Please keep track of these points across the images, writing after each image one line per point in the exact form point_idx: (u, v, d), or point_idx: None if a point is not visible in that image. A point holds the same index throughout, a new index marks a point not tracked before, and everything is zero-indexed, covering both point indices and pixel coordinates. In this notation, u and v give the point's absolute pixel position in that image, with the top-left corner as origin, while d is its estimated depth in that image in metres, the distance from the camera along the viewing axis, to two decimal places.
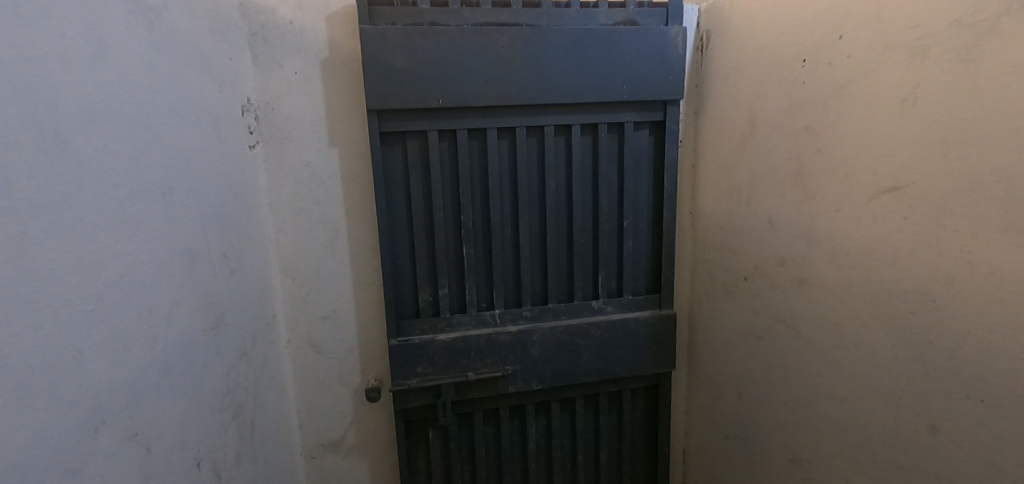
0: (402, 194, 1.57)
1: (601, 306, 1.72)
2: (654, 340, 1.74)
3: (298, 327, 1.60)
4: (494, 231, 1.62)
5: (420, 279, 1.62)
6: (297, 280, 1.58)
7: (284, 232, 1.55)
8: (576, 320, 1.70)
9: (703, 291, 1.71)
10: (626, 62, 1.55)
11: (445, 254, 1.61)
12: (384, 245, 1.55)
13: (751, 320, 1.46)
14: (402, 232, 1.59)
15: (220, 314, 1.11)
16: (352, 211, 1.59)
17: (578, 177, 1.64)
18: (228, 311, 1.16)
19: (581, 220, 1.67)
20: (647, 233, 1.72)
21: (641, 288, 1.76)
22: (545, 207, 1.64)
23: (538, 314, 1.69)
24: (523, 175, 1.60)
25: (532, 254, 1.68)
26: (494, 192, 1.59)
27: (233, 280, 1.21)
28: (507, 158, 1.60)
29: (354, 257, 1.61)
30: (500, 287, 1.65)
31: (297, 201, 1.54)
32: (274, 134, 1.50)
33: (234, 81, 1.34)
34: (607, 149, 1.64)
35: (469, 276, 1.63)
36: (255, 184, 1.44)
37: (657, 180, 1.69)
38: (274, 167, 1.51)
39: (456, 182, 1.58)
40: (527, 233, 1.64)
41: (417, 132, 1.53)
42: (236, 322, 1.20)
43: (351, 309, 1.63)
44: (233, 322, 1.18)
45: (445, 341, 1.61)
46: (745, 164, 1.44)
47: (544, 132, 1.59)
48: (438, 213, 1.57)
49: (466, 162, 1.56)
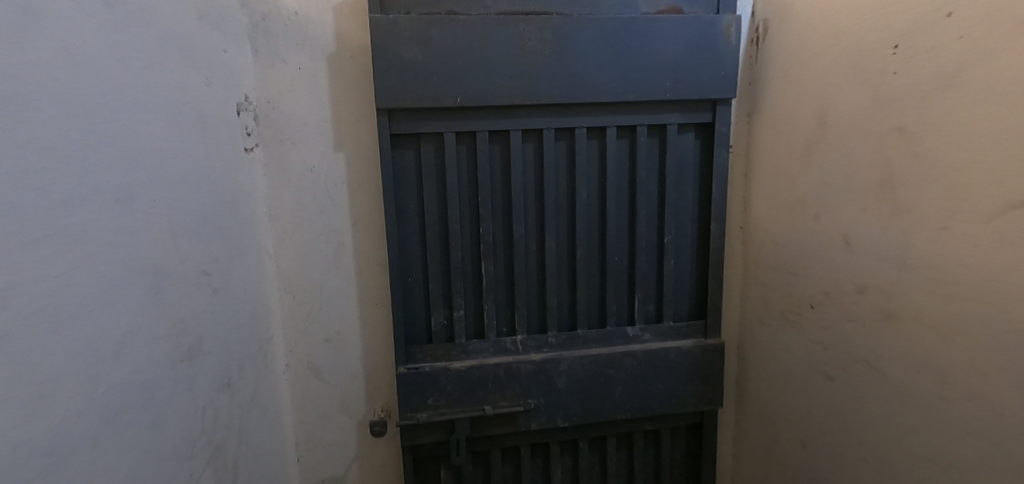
0: (415, 204, 1.40)
1: (637, 333, 1.52)
2: (698, 373, 1.53)
3: (298, 350, 1.44)
4: (517, 247, 1.43)
5: (433, 300, 1.44)
6: (298, 298, 1.42)
7: (284, 245, 1.39)
8: (608, 348, 1.50)
9: (755, 318, 1.49)
10: (671, 55, 1.36)
11: (462, 272, 1.43)
12: (394, 261, 1.38)
13: (819, 356, 1.25)
14: (414, 246, 1.42)
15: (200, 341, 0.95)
16: (359, 222, 1.43)
17: (613, 187, 1.45)
18: (208, 337, 1.00)
19: (616, 236, 1.48)
20: (691, 251, 1.52)
21: (683, 313, 1.55)
22: (576, 219, 1.45)
23: (565, 341, 1.49)
24: (550, 184, 1.42)
25: (560, 273, 1.48)
26: (517, 203, 1.41)
27: (217, 302, 1.05)
28: (533, 164, 1.42)
29: (361, 274, 1.45)
30: (523, 310, 1.47)
31: (299, 211, 1.39)
32: (275, 137, 1.35)
33: (228, 76, 1.19)
34: (646, 155, 1.45)
35: (488, 297, 1.44)
36: (253, 192, 1.29)
37: (703, 191, 1.49)
38: (275, 173, 1.36)
39: (476, 191, 1.41)
40: (553, 250, 1.45)
41: (432, 135, 1.37)
42: (218, 348, 1.04)
43: (357, 331, 1.47)
44: (214, 349, 1.01)
45: (460, 370, 1.43)
46: (812, 173, 1.23)
47: (575, 136, 1.41)
48: (454, 226, 1.40)
49: (486, 168, 1.39)
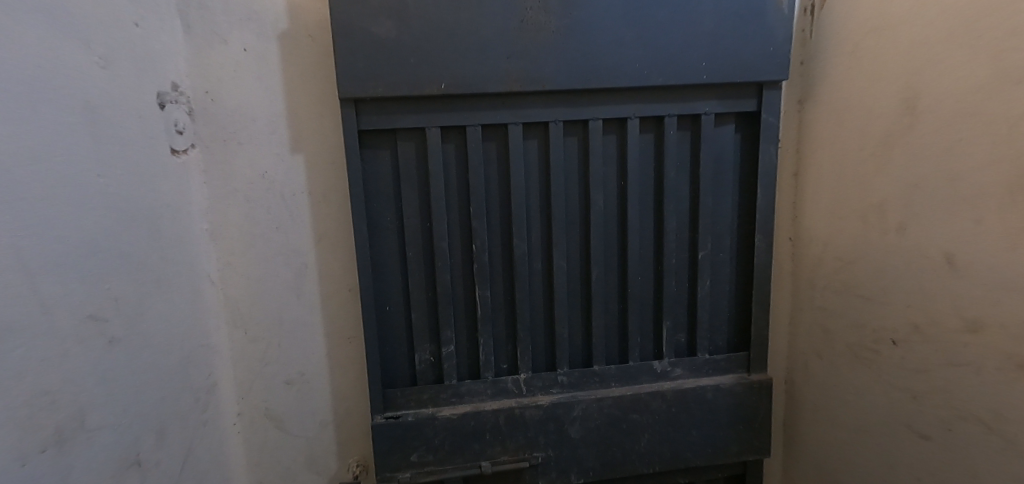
0: (392, 216, 1.13)
1: (666, 369, 1.26)
2: (741, 417, 1.26)
3: (251, 396, 1.17)
4: (518, 267, 1.17)
5: (416, 334, 1.17)
6: (250, 334, 1.15)
7: (231, 269, 1.12)
8: (630, 388, 1.24)
9: (812, 349, 1.23)
10: (708, 28, 1.09)
11: (451, 298, 1.16)
12: (366, 288, 1.11)
13: (909, 408, 0.98)
14: (393, 269, 1.15)
15: (54, 428, 0.68)
16: (324, 239, 1.16)
17: (636, 193, 1.18)
18: (89, 408, 0.74)
19: (639, 252, 1.21)
20: (730, 268, 1.25)
21: (720, 344, 1.28)
22: (591, 232, 1.18)
23: (578, 380, 1.23)
24: (558, 190, 1.16)
25: (571, 298, 1.22)
26: (518, 214, 1.15)
27: (110, 357, 0.79)
28: (537, 165, 1.16)
29: (329, 302, 1.19)
30: (527, 344, 1.20)
31: (249, 228, 1.12)
32: (216, 136, 1.08)
33: (144, 57, 0.91)
34: (676, 152, 1.18)
35: (483, 328, 1.18)
36: (186, 206, 1.03)
37: (745, 195, 1.23)
38: (216, 181, 1.09)
39: (467, 199, 1.14)
40: (563, 271, 1.19)
41: (411, 130, 1.10)
42: (112, 418, 0.78)
43: (325, 371, 1.20)
44: (99, 425, 0.76)
45: (450, 419, 1.16)
46: (897, 173, 0.97)
47: (588, 130, 1.14)
48: (441, 243, 1.13)
49: (479, 172, 1.12)
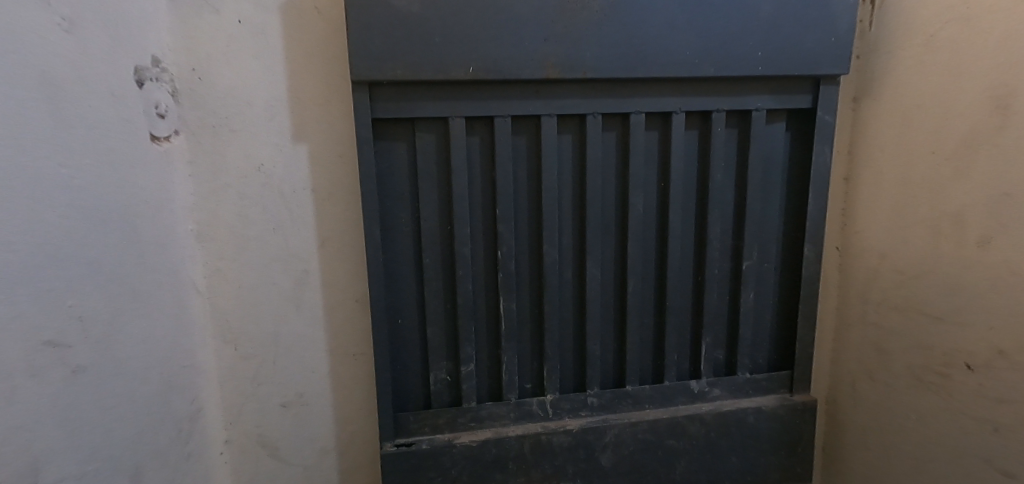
0: (408, 218, 1.00)
1: (704, 389, 1.15)
2: (783, 441, 1.16)
3: (241, 422, 1.02)
4: (547, 277, 1.04)
5: (431, 351, 1.04)
6: (241, 350, 1.01)
7: (220, 276, 0.98)
8: (665, 410, 1.13)
9: (861, 369, 1.14)
10: (768, 13, 0.98)
11: (473, 311, 1.03)
12: (378, 300, 0.98)
13: (985, 438, 0.91)
14: (407, 278, 1.02)
15: None
16: (328, 242, 1.02)
17: (679, 196, 1.07)
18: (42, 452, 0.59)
19: (679, 262, 1.10)
20: (774, 279, 1.15)
21: (761, 361, 1.18)
22: (629, 239, 1.06)
23: (609, 402, 1.11)
24: (594, 191, 1.03)
25: (604, 310, 1.10)
26: (550, 219, 1.02)
27: (71, 391, 0.64)
28: (572, 163, 1.03)
29: (333, 313, 1.05)
30: (554, 363, 1.08)
31: (242, 229, 0.98)
32: (205, 122, 0.93)
33: (119, 24, 0.76)
34: (723, 151, 1.07)
35: (508, 344, 1.05)
36: (168, 202, 0.88)
37: (793, 201, 1.12)
38: (204, 175, 0.94)
39: (493, 200, 1.01)
40: (596, 282, 1.07)
41: (432, 120, 0.97)
42: (73, 466, 0.64)
43: (327, 391, 1.07)
44: (56, 477, 0.61)
45: (470, 447, 1.03)
46: (985, 181, 0.88)
47: (629, 125, 1.02)
48: (462, 249, 1.00)
49: (508, 170, 0.99)
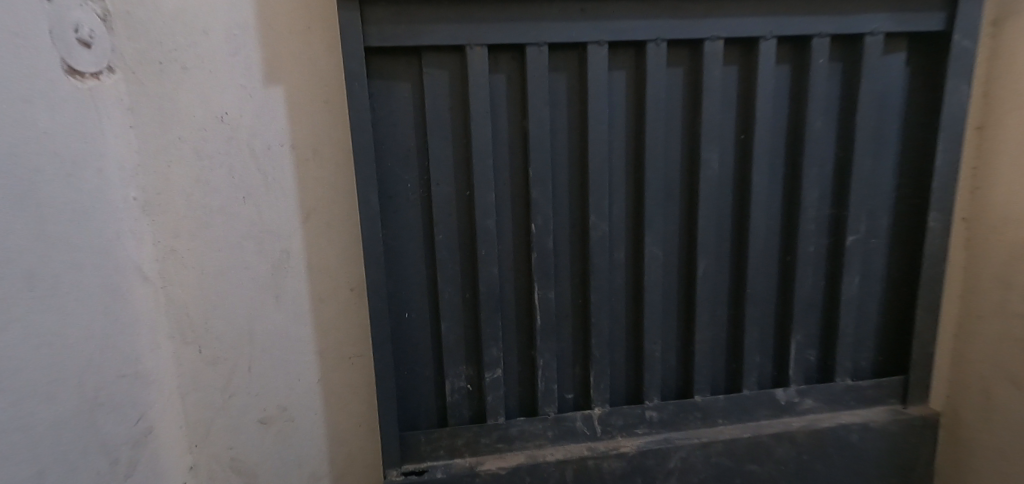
0: (416, 182, 0.77)
1: (793, 400, 0.90)
2: (895, 466, 0.91)
3: (208, 445, 0.81)
4: (593, 259, 0.81)
5: (447, 354, 0.81)
6: (206, 353, 0.80)
7: (176, 261, 0.76)
8: (744, 427, 0.88)
9: (1000, 376, 0.88)
10: None
11: (500, 301, 0.80)
12: (378, 288, 0.75)
13: None
14: (416, 260, 0.79)
15: None
16: (313, 215, 0.80)
17: (767, 152, 0.82)
18: None
19: (764, 238, 0.85)
20: (884, 260, 0.89)
21: (863, 364, 0.93)
22: (700, 208, 0.82)
23: (672, 416, 0.87)
24: (656, 145, 0.79)
25: (666, 301, 0.86)
26: (598, 182, 0.78)
27: None
28: (626, 109, 0.79)
29: (323, 306, 0.83)
30: (604, 368, 0.84)
31: (202, 200, 0.76)
32: (148, 57, 0.71)
33: None
34: (824, 93, 0.82)
35: (544, 344, 0.82)
36: (92, 158, 0.65)
37: (911, 158, 0.86)
38: (151, 127, 0.72)
39: (525, 158, 0.78)
40: (658, 264, 0.83)
41: (443, 52, 0.74)
42: None
43: (316, 404, 0.85)
44: None
45: (497, 477, 0.81)
46: None
47: (702, 56, 0.78)
48: (486, 222, 0.77)
49: (544, 118, 0.76)
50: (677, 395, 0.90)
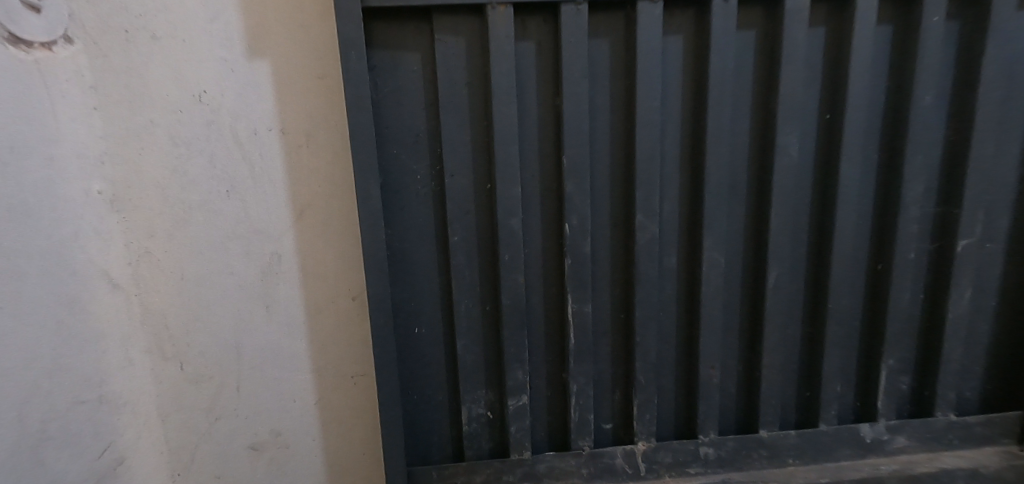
0: (427, 174, 0.64)
1: (881, 437, 0.74)
2: None
3: (194, 474, 0.71)
4: (639, 267, 0.67)
5: (463, 377, 0.69)
6: (189, 370, 0.69)
7: (152, 265, 0.66)
8: (821, 469, 0.73)
9: None
10: None
11: (527, 317, 0.67)
12: (382, 301, 0.63)
13: None
14: (427, 267, 0.66)
15: None
16: (308, 212, 0.68)
17: (859, 135, 0.66)
18: None
19: (851, 242, 0.70)
20: (1003, 270, 0.72)
21: (968, 395, 0.76)
22: (773, 206, 0.67)
23: (731, 454, 0.73)
24: (720, 127, 0.64)
25: (727, 317, 0.71)
26: (647, 174, 0.64)
27: None
28: (683, 84, 0.64)
29: (321, 318, 0.71)
30: (650, 396, 0.70)
31: (180, 194, 0.65)
32: (112, 23, 0.60)
33: None
34: (937, 61, 0.65)
35: (579, 367, 0.69)
36: (41, 144, 0.55)
37: None
38: (117, 109, 0.62)
39: (558, 144, 0.64)
40: (719, 273, 0.68)
41: (460, 14, 0.60)
42: None
43: (315, 428, 0.74)
44: None
45: None
46: None
47: (782, 17, 0.62)
48: (510, 221, 0.63)
49: (582, 95, 0.61)
50: (737, 428, 0.76)
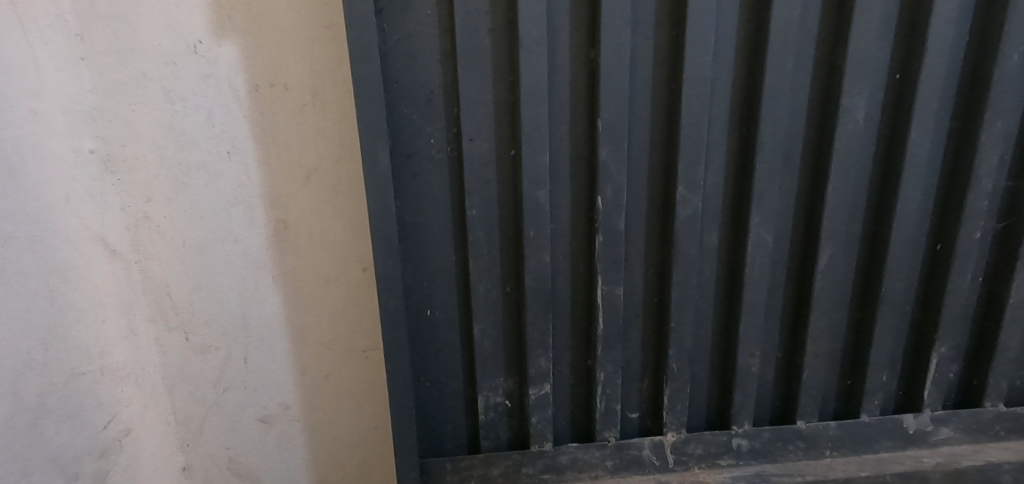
0: (442, 136, 0.57)
1: (925, 428, 0.70)
2: None
3: (202, 446, 0.69)
4: (678, 245, 0.61)
5: (482, 361, 0.65)
6: (194, 341, 0.66)
7: (151, 231, 0.62)
8: (861, 462, 0.69)
9: None
10: None
11: (550, 297, 0.62)
12: (393, 281, 0.58)
13: None
14: (442, 242, 0.61)
15: None
16: (314, 177, 0.63)
17: (934, 100, 0.59)
18: None
19: (915, 220, 0.63)
20: None
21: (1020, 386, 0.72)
22: (828, 180, 0.61)
23: (766, 446, 0.69)
24: (777, 89, 0.57)
25: (771, 300, 0.66)
26: (692, 143, 0.58)
27: None
28: (745, 35, 0.56)
29: (330, 289, 0.67)
30: (682, 385, 0.66)
31: (177, 155, 0.60)
32: None
33: None
34: None
35: (608, 353, 0.64)
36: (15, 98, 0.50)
37: None
38: (107, 60, 0.56)
39: (592, 105, 0.57)
40: (766, 252, 0.63)
41: None
42: None
43: (325, 402, 0.72)
44: None
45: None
46: None
47: None
48: (536, 193, 0.58)
49: (624, 49, 0.55)
50: (773, 419, 0.72)
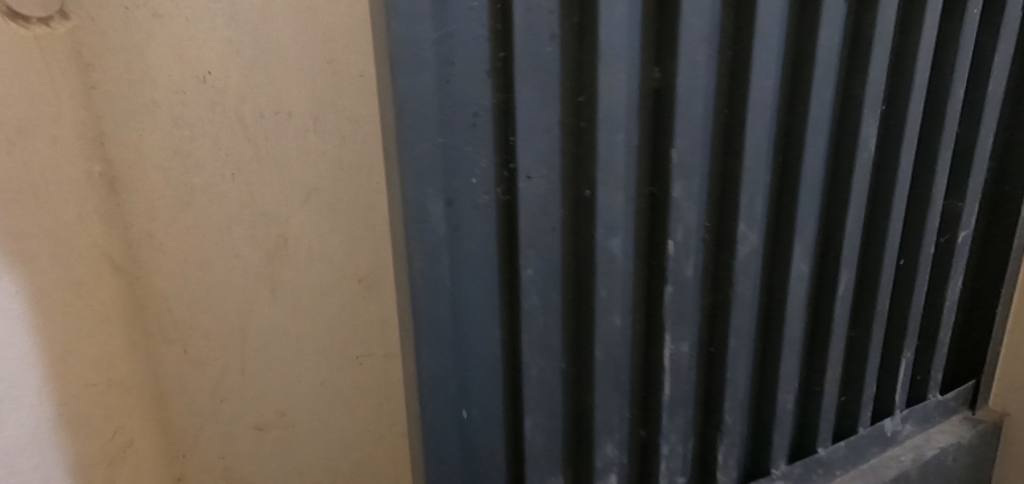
0: (490, 175, 0.45)
1: (897, 429, 0.81)
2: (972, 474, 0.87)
3: (198, 452, 0.73)
4: (736, 285, 0.60)
5: (534, 451, 0.56)
6: (192, 353, 0.69)
7: (153, 248, 0.65)
8: (863, 472, 0.77)
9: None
10: None
11: (613, 356, 0.56)
12: (449, 375, 0.48)
13: None
14: (490, 314, 0.50)
15: None
16: (315, 195, 0.68)
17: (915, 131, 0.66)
18: None
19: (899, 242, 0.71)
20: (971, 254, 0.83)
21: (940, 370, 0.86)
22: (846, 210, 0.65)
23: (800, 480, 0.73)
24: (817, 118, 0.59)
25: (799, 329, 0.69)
26: (751, 176, 0.56)
27: None
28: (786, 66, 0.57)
29: (327, 300, 0.72)
30: (735, 436, 0.67)
31: (182, 176, 0.64)
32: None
33: None
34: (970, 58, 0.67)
35: (673, 414, 0.62)
36: (29, 129, 0.52)
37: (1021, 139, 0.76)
38: (116, 87, 0.60)
39: (658, 134, 0.52)
40: (803, 281, 0.65)
41: None
42: None
43: (319, 408, 0.76)
44: None
45: None
46: None
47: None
48: (607, 242, 0.51)
49: (700, 71, 0.50)
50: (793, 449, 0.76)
